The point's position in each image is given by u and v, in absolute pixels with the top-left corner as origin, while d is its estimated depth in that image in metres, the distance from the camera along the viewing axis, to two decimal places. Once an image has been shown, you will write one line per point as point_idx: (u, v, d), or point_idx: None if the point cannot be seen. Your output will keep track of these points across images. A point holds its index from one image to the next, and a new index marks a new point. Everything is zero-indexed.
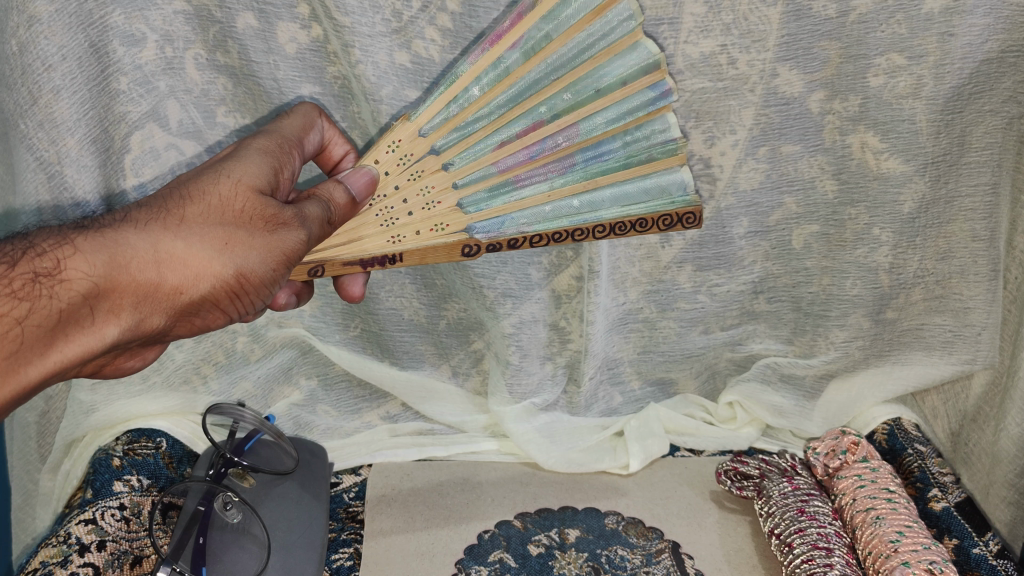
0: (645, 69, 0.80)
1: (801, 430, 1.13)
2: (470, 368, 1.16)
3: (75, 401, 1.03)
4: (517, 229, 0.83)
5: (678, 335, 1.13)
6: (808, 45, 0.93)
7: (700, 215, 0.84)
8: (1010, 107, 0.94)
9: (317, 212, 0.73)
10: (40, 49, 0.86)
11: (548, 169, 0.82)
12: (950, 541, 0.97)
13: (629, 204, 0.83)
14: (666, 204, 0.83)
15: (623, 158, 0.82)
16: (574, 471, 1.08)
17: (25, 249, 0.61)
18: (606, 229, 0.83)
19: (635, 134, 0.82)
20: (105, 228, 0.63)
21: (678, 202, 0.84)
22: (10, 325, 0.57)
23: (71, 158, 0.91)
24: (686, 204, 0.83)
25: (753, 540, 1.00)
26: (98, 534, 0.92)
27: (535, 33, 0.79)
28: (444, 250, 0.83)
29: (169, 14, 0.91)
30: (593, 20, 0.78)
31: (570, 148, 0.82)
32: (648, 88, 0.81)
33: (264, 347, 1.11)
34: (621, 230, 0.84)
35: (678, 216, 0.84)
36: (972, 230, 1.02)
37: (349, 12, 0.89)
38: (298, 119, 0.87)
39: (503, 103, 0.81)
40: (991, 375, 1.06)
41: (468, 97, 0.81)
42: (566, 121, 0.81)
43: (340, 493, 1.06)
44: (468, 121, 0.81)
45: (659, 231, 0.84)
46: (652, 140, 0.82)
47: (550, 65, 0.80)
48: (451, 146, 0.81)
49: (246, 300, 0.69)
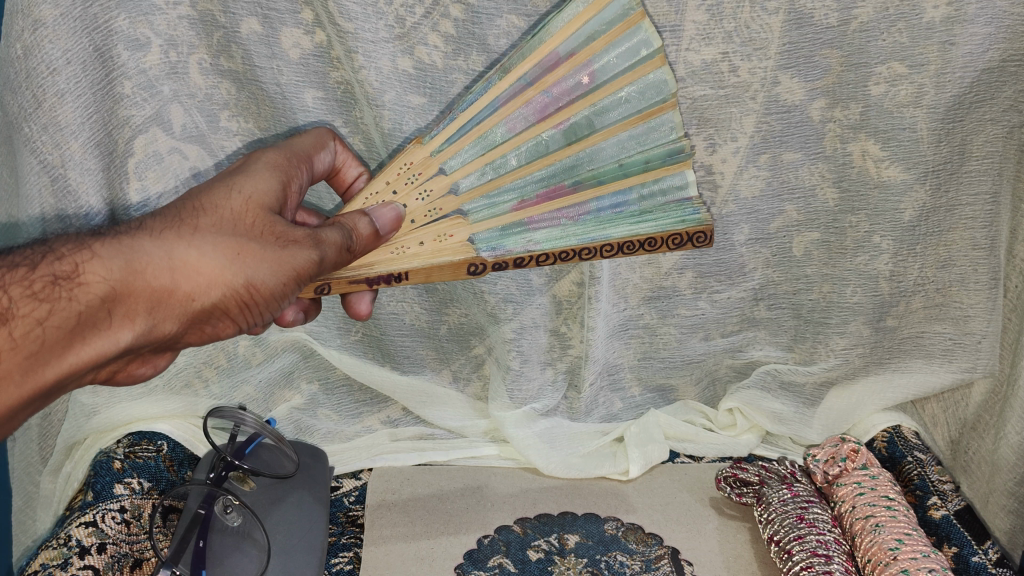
0: (669, 154, 0.78)
1: (801, 438, 1.13)
2: (470, 373, 1.16)
3: (77, 403, 1.04)
4: (524, 247, 0.77)
5: (678, 342, 1.13)
6: (809, 53, 0.93)
7: (712, 233, 0.78)
8: (1010, 116, 0.95)
9: (337, 237, 0.71)
10: (45, 53, 0.85)
11: (561, 213, 0.78)
12: (950, 549, 0.96)
13: (637, 222, 0.77)
14: (676, 222, 0.77)
15: (638, 212, 0.78)
16: (574, 476, 1.08)
17: (45, 254, 0.62)
18: (615, 247, 0.77)
19: (651, 187, 0.78)
20: (121, 235, 0.64)
21: (689, 220, 0.78)
22: (32, 326, 0.58)
23: (75, 161, 0.91)
24: (697, 222, 0.77)
25: (753, 546, 1.00)
26: (98, 537, 0.92)
27: (580, 120, 0.77)
28: (450, 268, 0.77)
29: (174, 18, 0.91)
30: (637, 124, 0.77)
31: (586, 197, 0.78)
32: (670, 175, 0.78)
33: (266, 350, 1.12)
34: (630, 249, 0.77)
35: (688, 235, 0.77)
36: (972, 238, 1.02)
37: (352, 18, 0.90)
38: (311, 138, 0.87)
39: (537, 179, 0.78)
40: (991, 384, 1.07)
41: (504, 165, 0.78)
42: (587, 187, 0.78)
43: (340, 497, 1.06)
44: (501, 190, 0.78)
45: (668, 251, 0.78)
46: (668, 196, 0.78)
47: (588, 154, 0.78)
48: (479, 213, 0.78)
49: (256, 311, 0.69)
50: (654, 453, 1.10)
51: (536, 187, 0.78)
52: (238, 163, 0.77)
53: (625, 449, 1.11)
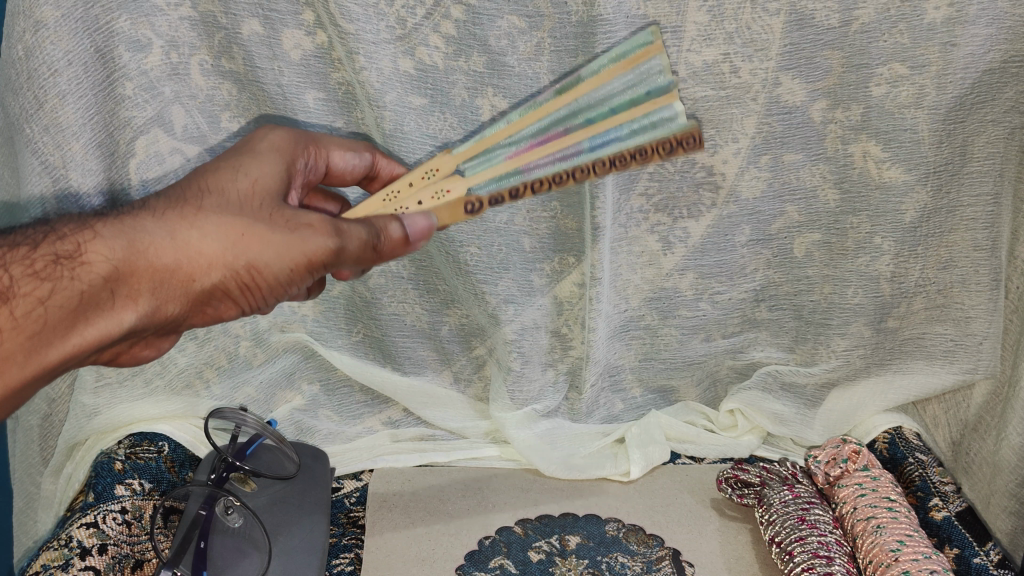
0: (653, 93, 0.78)
1: (802, 439, 1.13)
2: (471, 375, 1.16)
3: (78, 404, 1.03)
4: (520, 179, 0.76)
5: (679, 343, 1.13)
6: (811, 54, 0.93)
7: (700, 136, 0.76)
8: (1011, 117, 0.95)
9: (360, 232, 0.68)
10: (46, 53, 0.85)
11: (554, 154, 0.76)
12: (950, 550, 0.96)
13: (625, 142, 0.75)
14: (662, 131, 0.76)
15: (628, 134, 0.76)
16: (574, 475, 1.08)
17: (48, 234, 0.64)
18: (607, 165, 0.75)
19: (641, 120, 0.76)
20: (125, 215, 0.65)
21: (674, 127, 0.76)
22: (33, 305, 0.60)
23: (77, 162, 0.91)
24: (683, 127, 0.76)
25: (754, 548, 1.00)
26: (99, 538, 0.91)
27: (571, 77, 0.80)
28: (448, 210, 0.75)
29: (175, 19, 0.92)
30: (625, 70, 0.79)
31: (576, 137, 0.76)
32: (660, 107, 0.76)
33: (267, 351, 1.11)
34: (623, 165, 0.75)
35: (677, 141, 0.75)
36: (974, 239, 1.02)
37: (353, 19, 0.89)
38: (341, 140, 0.85)
39: (531, 133, 0.78)
40: (992, 385, 1.06)
41: (500, 127, 0.80)
42: (580, 128, 0.77)
43: (340, 498, 1.06)
44: (496, 148, 0.78)
45: (660, 159, 0.75)
46: (657, 123, 0.76)
47: (579, 104, 0.78)
48: (476, 168, 0.78)
49: (259, 295, 0.68)
50: (654, 451, 1.10)
51: (530, 138, 0.78)
52: (244, 144, 0.77)
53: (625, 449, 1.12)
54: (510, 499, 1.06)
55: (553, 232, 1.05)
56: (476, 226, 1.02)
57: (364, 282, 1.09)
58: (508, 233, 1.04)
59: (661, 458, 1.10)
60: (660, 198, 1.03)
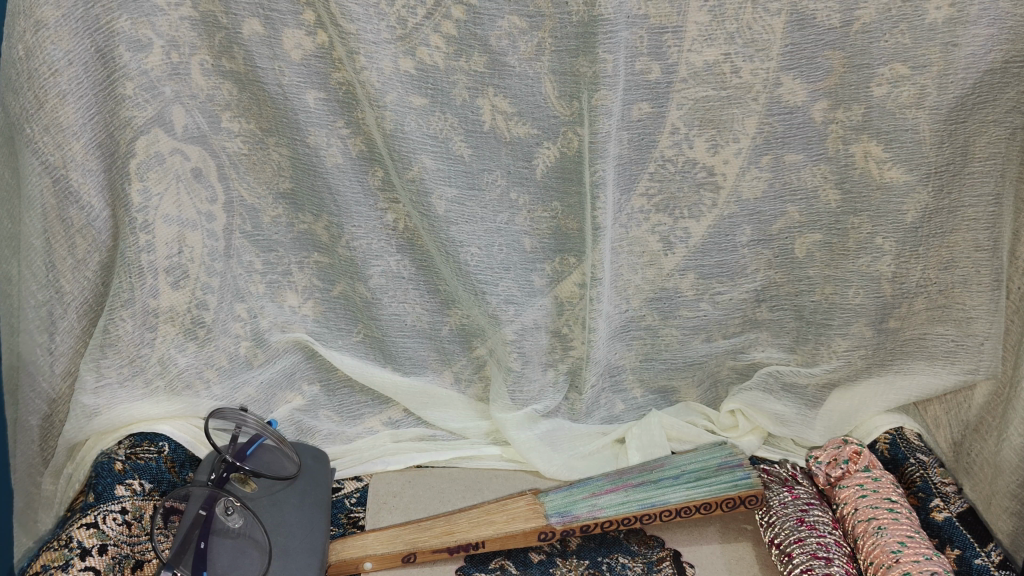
0: (727, 485, 1.00)
1: (802, 439, 1.11)
2: (472, 375, 1.16)
3: (79, 404, 1.00)
4: (590, 515, 0.98)
5: (680, 343, 1.13)
6: (812, 54, 0.94)
7: (761, 495, 0.98)
8: (1013, 117, 0.94)
9: None
10: (46, 54, 0.87)
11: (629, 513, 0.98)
12: (951, 551, 0.95)
13: (692, 493, 0.99)
14: (731, 486, 0.99)
15: (693, 486, 1.00)
16: (568, 523, 0.97)
17: None
18: (674, 510, 0.98)
19: (713, 489, 0.99)
20: None
21: (742, 484, 0.99)
22: None
23: (77, 162, 0.92)
24: (749, 486, 0.99)
25: (754, 550, 1.00)
26: (99, 539, 0.88)
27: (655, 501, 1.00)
28: (522, 536, 0.96)
29: (175, 19, 0.93)
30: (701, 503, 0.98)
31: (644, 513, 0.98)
32: (726, 489, 0.99)
33: (267, 352, 1.10)
34: (687, 512, 0.98)
35: (741, 497, 0.98)
36: (975, 239, 1.01)
37: (355, 19, 0.91)
38: None
39: (622, 511, 0.98)
40: (994, 386, 1.04)
41: (594, 514, 0.99)
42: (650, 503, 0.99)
43: (341, 498, 1.06)
44: (590, 512, 0.99)
45: (722, 510, 0.98)
46: (725, 483, 1.00)
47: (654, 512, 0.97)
48: (560, 503, 1.00)
49: None
50: (662, 491, 1.01)
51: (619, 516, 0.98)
52: None
53: (628, 482, 1.03)
54: (499, 537, 0.96)
55: (554, 232, 1.05)
56: (476, 226, 1.03)
57: (364, 282, 1.08)
58: (509, 233, 1.04)
59: (672, 502, 0.99)
60: (661, 198, 1.04)
